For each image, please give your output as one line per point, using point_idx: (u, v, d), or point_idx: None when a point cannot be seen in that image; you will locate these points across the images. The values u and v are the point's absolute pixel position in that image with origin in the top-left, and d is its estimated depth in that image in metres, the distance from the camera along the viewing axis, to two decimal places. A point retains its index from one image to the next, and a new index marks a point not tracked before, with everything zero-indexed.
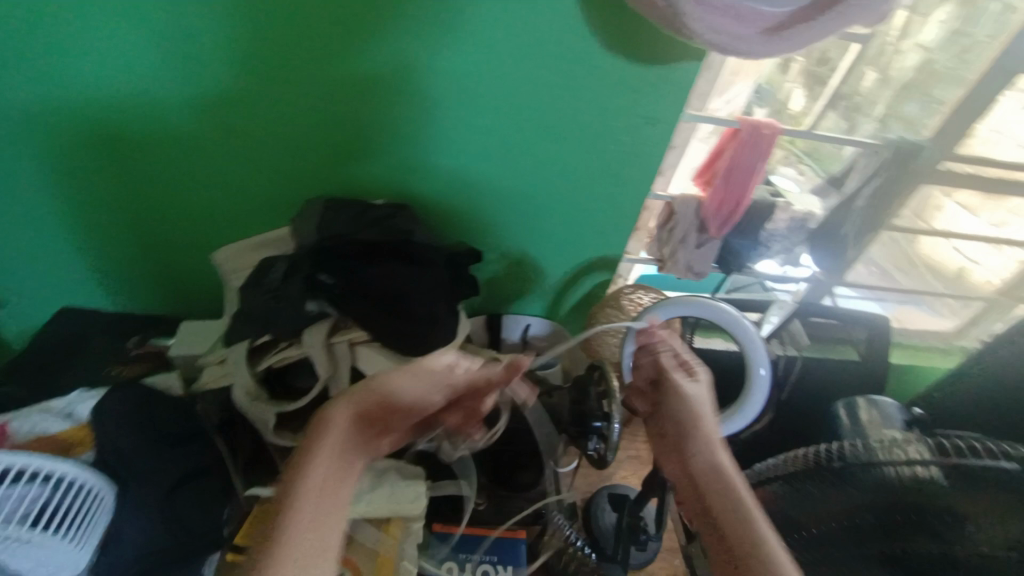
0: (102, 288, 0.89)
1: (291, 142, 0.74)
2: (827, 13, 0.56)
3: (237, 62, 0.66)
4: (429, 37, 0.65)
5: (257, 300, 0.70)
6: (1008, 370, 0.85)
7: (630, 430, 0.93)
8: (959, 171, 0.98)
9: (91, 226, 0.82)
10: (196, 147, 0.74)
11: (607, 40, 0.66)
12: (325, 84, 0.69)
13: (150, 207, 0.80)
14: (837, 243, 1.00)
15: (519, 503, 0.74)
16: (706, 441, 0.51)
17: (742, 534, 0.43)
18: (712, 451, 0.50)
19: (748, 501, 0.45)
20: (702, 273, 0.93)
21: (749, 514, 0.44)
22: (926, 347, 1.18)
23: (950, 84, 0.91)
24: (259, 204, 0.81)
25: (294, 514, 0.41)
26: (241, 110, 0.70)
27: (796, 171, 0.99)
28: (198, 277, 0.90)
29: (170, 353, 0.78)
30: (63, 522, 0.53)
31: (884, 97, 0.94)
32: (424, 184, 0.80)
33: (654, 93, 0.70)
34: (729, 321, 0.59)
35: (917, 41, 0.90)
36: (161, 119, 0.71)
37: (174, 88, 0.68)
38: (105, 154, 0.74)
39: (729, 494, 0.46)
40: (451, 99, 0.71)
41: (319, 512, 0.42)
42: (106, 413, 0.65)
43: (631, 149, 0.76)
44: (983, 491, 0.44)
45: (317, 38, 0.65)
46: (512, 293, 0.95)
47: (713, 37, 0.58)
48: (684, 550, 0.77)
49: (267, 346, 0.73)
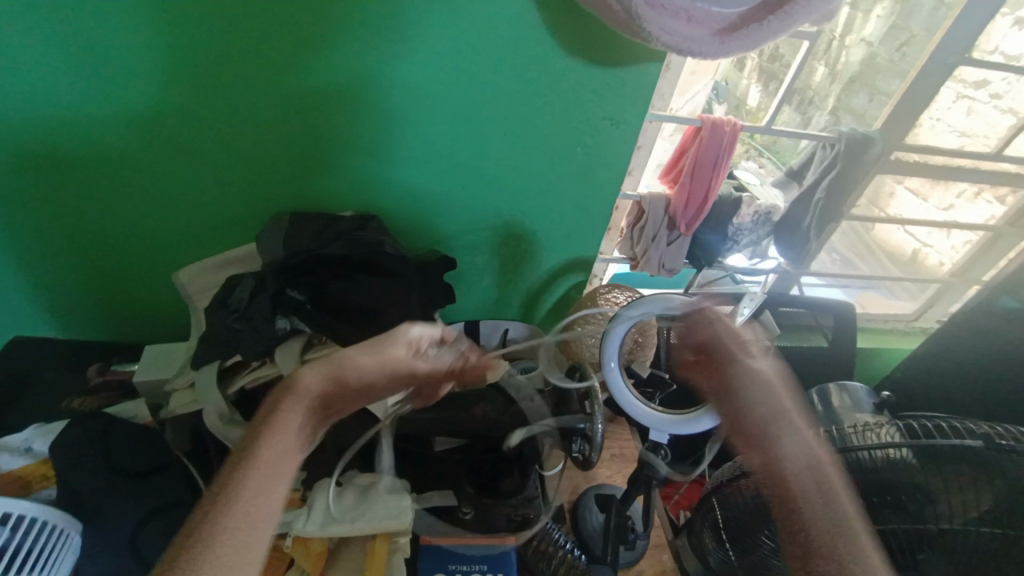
0: (57, 316, 0.85)
1: (245, 156, 0.72)
2: (776, 13, 0.57)
3: (177, 75, 0.63)
4: (389, 47, 0.64)
5: (221, 322, 0.68)
6: (966, 349, 0.89)
7: (613, 429, 0.94)
8: (908, 160, 1.02)
9: (36, 252, 0.78)
10: (140, 164, 0.71)
11: (565, 44, 0.66)
12: (275, 96, 0.67)
13: (100, 230, 0.77)
14: (801, 234, 0.99)
15: (504, 511, 0.71)
16: (796, 435, 0.54)
17: (835, 525, 0.48)
18: (803, 443, 0.53)
19: (849, 516, 0.48)
20: (674, 269, 0.94)
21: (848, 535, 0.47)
22: (888, 330, 1.25)
23: (891, 77, 0.95)
24: (218, 221, 0.78)
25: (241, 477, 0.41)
26: (187, 127, 0.68)
27: (756, 165, 1.07)
28: (159, 300, 0.87)
29: (134, 381, 0.74)
30: (25, 566, 0.49)
31: (833, 91, 0.99)
32: (392, 195, 0.79)
33: (617, 95, 0.71)
34: (701, 314, 0.58)
35: (861, 36, 0.97)
36: (100, 138, 0.67)
37: (113, 105, 0.65)
38: (41, 177, 0.70)
39: (833, 499, 0.49)
40: (412, 108, 0.70)
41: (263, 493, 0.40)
42: (66, 448, 0.61)
43: (597, 151, 0.77)
44: (947, 466, 0.47)
45: (264, 50, 0.63)
46: (489, 300, 0.95)
47: (668, 39, 0.59)
48: (671, 544, 0.81)
49: (238, 367, 0.71)
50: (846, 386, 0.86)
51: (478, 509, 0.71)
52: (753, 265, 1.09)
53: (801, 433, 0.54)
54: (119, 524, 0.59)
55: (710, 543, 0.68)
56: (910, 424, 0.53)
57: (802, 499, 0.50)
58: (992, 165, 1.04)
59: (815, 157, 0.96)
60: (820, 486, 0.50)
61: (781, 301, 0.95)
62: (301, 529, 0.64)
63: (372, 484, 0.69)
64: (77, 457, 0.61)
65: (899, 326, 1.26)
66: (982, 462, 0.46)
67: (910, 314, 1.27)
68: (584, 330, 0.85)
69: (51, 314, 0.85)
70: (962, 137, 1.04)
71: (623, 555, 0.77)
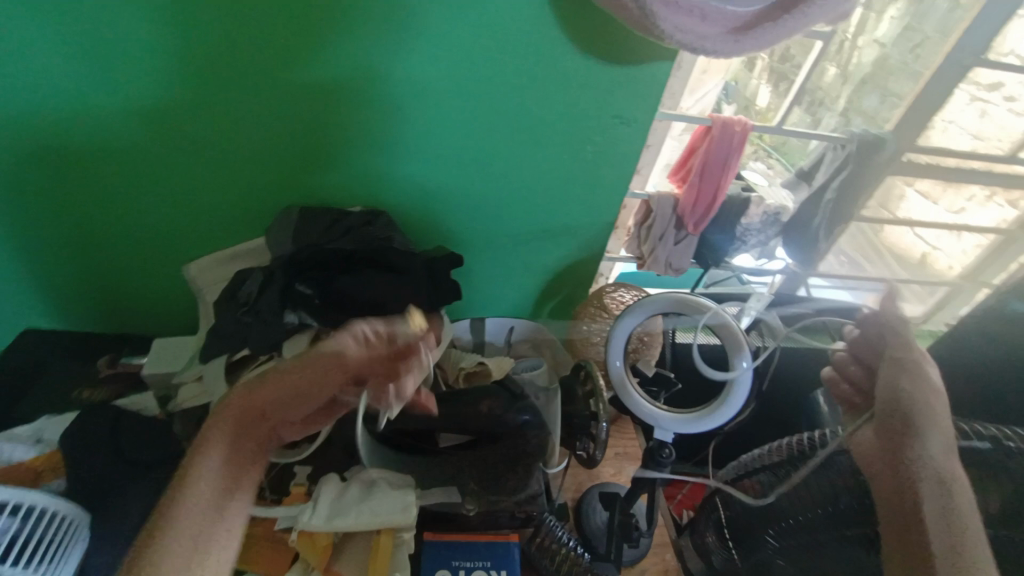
0: (65, 307, 0.86)
1: (254, 150, 0.72)
2: (792, 12, 0.56)
3: (188, 68, 0.64)
4: (400, 43, 0.64)
5: (229, 317, 0.69)
6: None
7: (617, 428, 0.93)
8: (920, 162, 1.02)
9: (46, 243, 0.78)
10: (149, 156, 0.71)
11: (576, 41, 0.66)
12: (285, 91, 0.67)
13: (109, 222, 0.77)
14: (810, 235, 1.04)
15: (509, 507, 0.71)
16: (936, 442, 0.47)
17: (944, 519, 0.41)
18: (930, 449, 0.46)
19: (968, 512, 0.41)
20: (681, 269, 0.94)
21: (963, 532, 0.40)
22: None
23: (905, 78, 0.93)
24: (226, 216, 0.78)
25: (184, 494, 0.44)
26: (196, 120, 0.68)
27: (765, 166, 1.10)
28: (168, 294, 0.87)
29: (143, 373, 0.75)
30: (34, 555, 0.50)
31: (844, 92, 0.98)
32: (399, 191, 0.79)
33: (627, 92, 0.71)
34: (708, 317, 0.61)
35: (873, 37, 0.92)
36: (111, 131, 0.68)
37: (124, 98, 0.65)
38: (53, 168, 0.70)
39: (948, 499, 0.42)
40: (421, 104, 0.70)
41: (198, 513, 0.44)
42: (73, 443, 0.62)
43: (606, 148, 0.76)
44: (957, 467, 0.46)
45: (274, 44, 0.63)
46: (495, 298, 0.95)
47: (680, 37, 0.59)
48: (674, 544, 0.81)
49: (244, 361, 0.69)
50: None
51: (483, 505, 0.71)
52: (760, 265, 1.08)
53: (944, 438, 0.47)
54: (126, 513, 0.60)
55: (714, 543, 0.69)
56: None
57: (920, 501, 0.43)
58: None
59: (826, 158, 1.05)
60: (937, 485, 0.43)
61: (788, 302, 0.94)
62: (306, 522, 0.63)
63: (376, 480, 0.69)
64: (83, 453, 0.62)
65: None
66: (986, 465, 0.46)
67: None
68: (590, 330, 0.86)
69: (60, 305, 0.86)
70: None
71: (627, 554, 0.77)
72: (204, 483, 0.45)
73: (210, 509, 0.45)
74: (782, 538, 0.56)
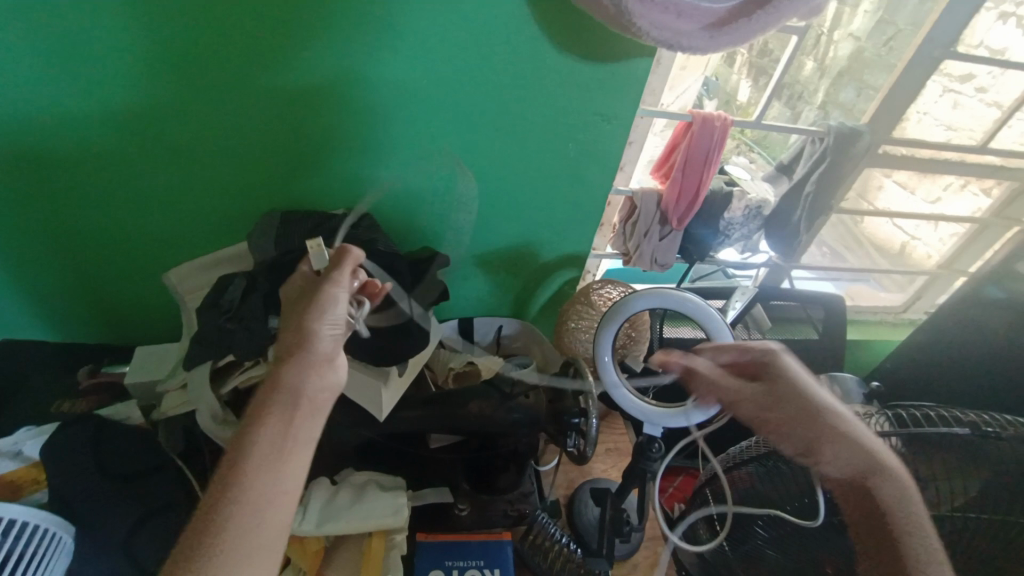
0: (45, 318, 0.85)
1: (234, 154, 0.71)
2: (766, 8, 0.57)
3: (164, 72, 0.63)
4: (379, 43, 0.64)
5: (212, 322, 0.67)
6: (950, 341, 0.92)
7: (607, 423, 0.94)
8: (896, 153, 1.04)
9: (22, 253, 0.77)
10: (127, 163, 0.70)
11: (556, 39, 0.66)
12: (262, 94, 0.66)
13: (88, 231, 0.76)
14: (791, 228, 1.00)
15: (501, 506, 0.73)
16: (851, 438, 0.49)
17: (901, 521, 0.44)
18: (858, 445, 0.49)
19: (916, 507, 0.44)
20: (667, 264, 0.94)
21: (917, 529, 0.43)
22: (877, 322, 1.28)
23: (879, 71, 0.96)
24: (208, 221, 0.77)
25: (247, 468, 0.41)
26: (173, 125, 0.67)
27: (746, 160, 1.05)
28: (149, 301, 0.86)
29: (126, 383, 0.74)
30: (17, 569, 0.49)
31: (822, 85, 0.99)
32: (383, 193, 0.78)
33: (608, 90, 0.71)
34: (695, 310, 0.60)
35: (848, 31, 0.95)
36: (87, 138, 0.66)
37: (99, 104, 0.64)
38: (28, 177, 0.69)
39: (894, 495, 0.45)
40: (403, 105, 0.70)
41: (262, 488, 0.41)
42: (54, 451, 0.60)
43: (588, 146, 0.77)
44: (936, 452, 0.48)
45: (250, 47, 0.62)
46: (483, 297, 0.95)
47: (657, 34, 0.59)
48: (666, 536, 0.81)
49: (230, 367, 0.70)
50: (836, 377, 0.88)
51: (475, 504, 0.72)
52: (744, 259, 1.09)
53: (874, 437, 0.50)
54: (115, 525, 0.59)
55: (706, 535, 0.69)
56: (898, 413, 0.54)
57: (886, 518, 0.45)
58: (978, 159, 1.07)
59: (804, 152, 0.97)
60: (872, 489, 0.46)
61: (773, 294, 0.97)
62: (296, 528, 0.62)
63: (367, 483, 0.69)
64: (65, 462, 0.59)
65: (888, 318, 1.30)
66: (968, 448, 0.47)
67: (898, 305, 1.30)
68: (577, 327, 0.86)
69: (39, 316, 0.84)
70: (948, 130, 1.05)
71: (619, 548, 0.78)
72: (264, 454, 0.41)
73: (280, 484, 0.41)
74: (771, 530, 0.57)
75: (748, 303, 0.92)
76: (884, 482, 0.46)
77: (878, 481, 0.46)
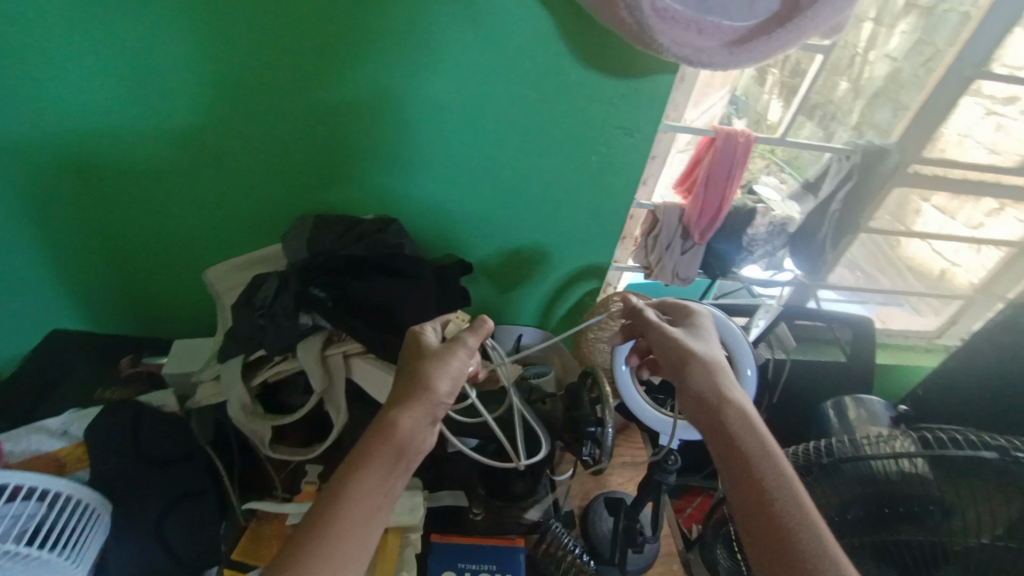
0: (93, 311, 0.90)
1: (277, 162, 0.75)
2: (786, 25, 0.58)
3: (219, 83, 0.67)
4: (413, 60, 0.68)
5: (246, 318, 0.71)
6: (986, 368, 0.89)
7: (624, 437, 0.94)
8: (926, 173, 1.01)
9: (78, 249, 0.82)
10: (181, 168, 0.75)
11: (582, 56, 0.69)
12: (305, 108, 0.71)
13: (140, 230, 0.81)
14: (816, 246, 0.99)
15: (514, 512, 0.75)
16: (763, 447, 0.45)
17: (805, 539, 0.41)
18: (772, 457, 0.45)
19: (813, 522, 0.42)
20: (688, 279, 0.94)
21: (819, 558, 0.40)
22: (911, 346, 1.25)
23: (915, 91, 0.94)
24: (247, 224, 0.82)
25: (356, 482, 0.43)
26: (227, 135, 0.72)
27: (778, 180, 1.03)
28: (188, 298, 0.91)
29: (164, 373, 0.78)
30: (59, 540, 0.52)
31: (857, 106, 0.98)
32: (412, 202, 0.82)
33: (632, 104, 0.73)
34: (714, 322, 0.63)
35: (884, 52, 0.96)
36: (147, 144, 0.72)
37: (160, 113, 0.69)
38: (91, 179, 0.75)
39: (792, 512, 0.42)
40: (434, 118, 0.73)
41: (363, 513, 0.42)
42: (98, 433, 0.63)
43: (612, 158, 0.78)
44: (961, 478, 0.46)
45: (299, 64, 0.67)
46: (505, 306, 0.97)
47: (679, 50, 0.61)
48: (682, 556, 0.80)
49: (260, 361, 0.73)
50: (863, 400, 0.86)
51: (489, 510, 0.74)
52: (770, 277, 1.08)
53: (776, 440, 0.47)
54: (145, 511, 0.62)
55: (723, 557, 0.68)
56: (925, 435, 0.51)
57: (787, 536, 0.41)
58: (1013, 180, 1.04)
59: (830, 170, 0.96)
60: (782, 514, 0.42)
61: (797, 313, 0.97)
62: None
63: None
64: (108, 443, 0.63)
65: (921, 343, 1.27)
66: (1000, 478, 0.44)
67: (932, 330, 1.27)
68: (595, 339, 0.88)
69: (87, 309, 0.89)
70: (990, 153, 1.03)
71: (633, 562, 0.76)
72: (377, 479, 0.44)
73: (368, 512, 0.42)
74: None
75: (771, 321, 0.93)
76: (774, 489, 0.43)
77: (768, 485, 0.43)
